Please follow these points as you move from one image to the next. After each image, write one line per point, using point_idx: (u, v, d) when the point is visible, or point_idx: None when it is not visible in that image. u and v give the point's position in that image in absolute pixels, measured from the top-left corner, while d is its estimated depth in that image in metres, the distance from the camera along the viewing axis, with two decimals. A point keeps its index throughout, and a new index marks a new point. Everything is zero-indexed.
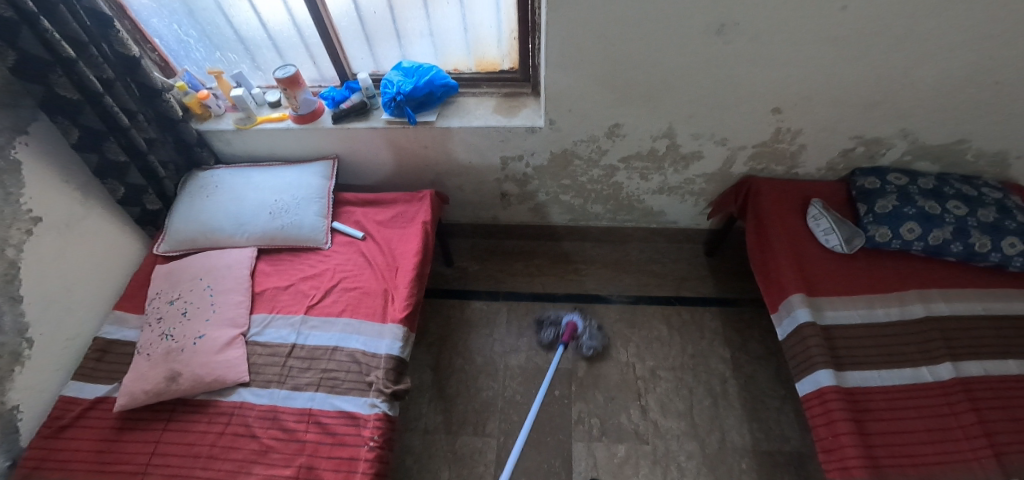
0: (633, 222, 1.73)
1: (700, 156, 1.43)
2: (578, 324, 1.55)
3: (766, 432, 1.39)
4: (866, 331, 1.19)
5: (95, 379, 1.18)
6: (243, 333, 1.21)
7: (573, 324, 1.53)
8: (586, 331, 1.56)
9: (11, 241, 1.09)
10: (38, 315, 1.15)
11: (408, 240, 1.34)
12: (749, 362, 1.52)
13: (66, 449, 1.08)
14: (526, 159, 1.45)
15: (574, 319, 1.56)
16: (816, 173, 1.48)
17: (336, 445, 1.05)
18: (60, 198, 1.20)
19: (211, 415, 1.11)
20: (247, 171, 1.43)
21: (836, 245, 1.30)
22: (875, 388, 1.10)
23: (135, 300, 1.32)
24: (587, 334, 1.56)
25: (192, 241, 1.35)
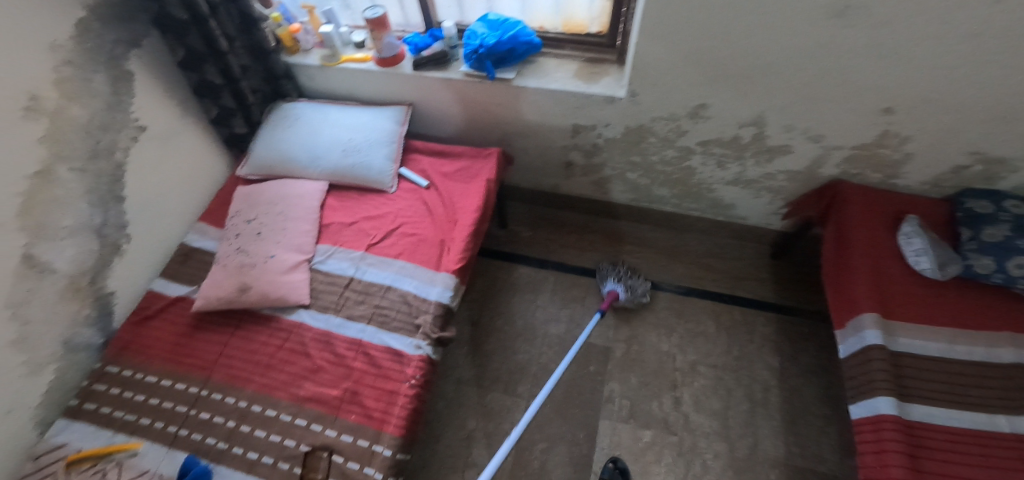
0: (698, 211, 1.65)
1: (787, 151, 1.32)
2: (620, 293, 1.52)
3: (803, 448, 1.34)
4: (942, 366, 1.09)
5: (177, 280, 1.31)
6: (308, 260, 1.28)
7: (614, 294, 1.51)
8: (628, 291, 1.53)
9: (120, 145, 1.20)
10: (137, 215, 1.27)
11: (470, 196, 1.36)
12: (797, 374, 1.45)
13: (150, 336, 1.22)
14: (599, 130, 1.40)
15: (613, 288, 1.53)
16: (917, 187, 1.34)
17: (379, 377, 1.11)
18: (162, 111, 1.30)
19: (273, 329, 1.20)
20: (326, 108, 1.48)
21: (926, 268, 1.18)
22: (940, 426, 1.02)
23: (216, 214, 1.43)
24: (632, 292, 1.54)
25: (270, 168, 1.43)
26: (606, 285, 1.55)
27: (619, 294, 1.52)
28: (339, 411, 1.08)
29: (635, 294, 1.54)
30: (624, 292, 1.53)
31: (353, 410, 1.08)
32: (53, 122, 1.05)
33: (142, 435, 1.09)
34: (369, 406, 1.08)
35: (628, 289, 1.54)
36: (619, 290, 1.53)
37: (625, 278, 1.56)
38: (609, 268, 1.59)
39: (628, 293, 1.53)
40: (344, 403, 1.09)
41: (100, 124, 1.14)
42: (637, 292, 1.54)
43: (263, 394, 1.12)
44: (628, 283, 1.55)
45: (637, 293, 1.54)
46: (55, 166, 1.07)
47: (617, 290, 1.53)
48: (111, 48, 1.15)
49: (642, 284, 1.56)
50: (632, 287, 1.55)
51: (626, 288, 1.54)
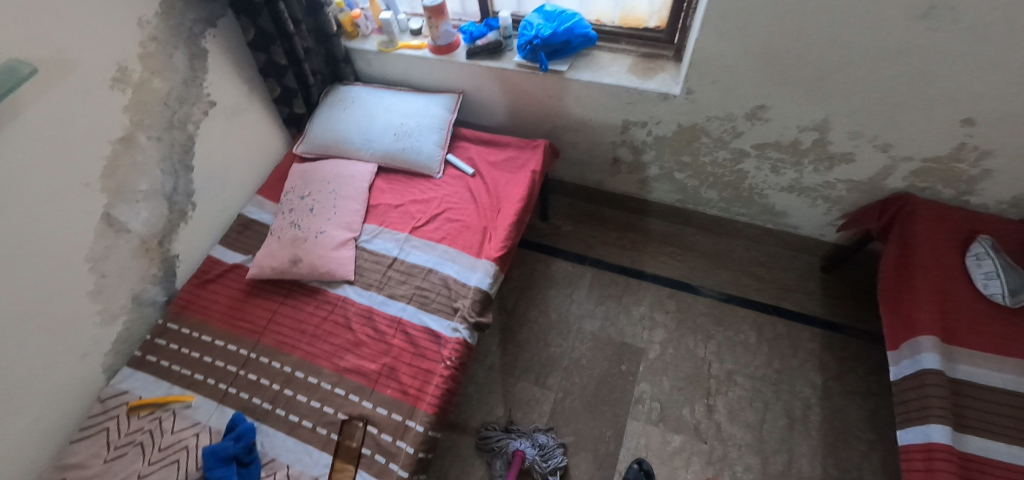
0: (746, 216, 1.60)
1: (851, 159, 1.25)
2: (529, 451, 1.29)
3: (843, 470, 1.28)
4: (1009, 397, 1.02)
5: (235, 248, 1.39)
6: (355, 238, 1.33)
7: (521, 456, 1.27)
8: (539, 451, 1.30)
9: (192, 118, 1.28)
10: (203, 185, 1.35)
11: (514, 186, 1.37)
12: (842, 394, 1.39)
13: (207, 298, 1.30)
14: (650, 126, 1.38)
15: (520, 447, 1.29)
16: (994, 206, 1.24)
17: (416, 355, 1.14)
18: (231, 88, 1.37)
19: (320, 301, 1.26)
20: (381, 92, 1.53)
21: (996, 293, 1.10)
22: (1001, 461, 0.96)
23: (273, 189, 1.50)
24: (542, 450, 1.30)
25: (325, 148, 1.49)
26: (510, 443, 1.30)
27: (528, 454, 1.28)
28: (377, 384, 1.12)
29: (546, 456, 1.29)
30: (534, 448, 1.30)
31: (390, 385, 1.12)
32: (137, 92, 1.14)
33: (195, 390, 1.17)
34: (405, 383, 1.11)
35: (539, 449, 1.30)
36: (528, 449, 1.29)
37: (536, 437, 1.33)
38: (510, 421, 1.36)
39: (538, 448, 1.29)
40: (382, 377, 1.13)
41: (176, 97, 1.22)
42: (548, 450, 1.30)
43: (307, 361, 1.17)
44: (540, 445, 1.31)
45: (549, 452, 1.30)
46: (136, 134, 1.15)
47: (525, 449, 1.29)
48: (191, 27, 1.22)
49: (555, 441, 1.33)
50: (545, 454, 1.30)
51: (534, 443, 1.30)
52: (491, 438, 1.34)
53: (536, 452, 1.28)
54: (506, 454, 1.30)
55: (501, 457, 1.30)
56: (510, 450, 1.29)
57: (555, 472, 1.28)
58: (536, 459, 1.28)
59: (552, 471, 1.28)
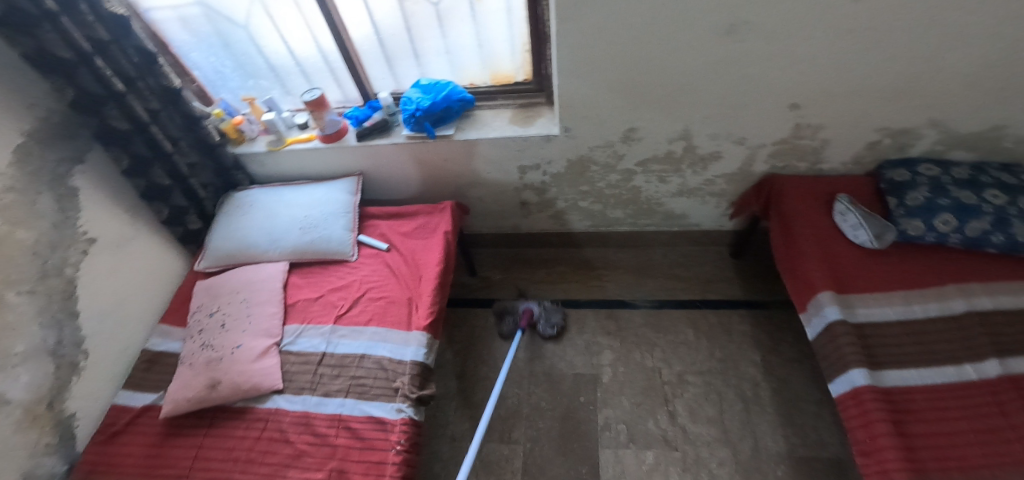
0: (654, 226, 1.72)
1: (719, 157, 1.42)
2: (535, 308, 1.62)
3: (803, 438, 1.34)
4: (903, 329, 1.14)
5: (143, 388, 1.26)
6: (278, 343, 1.26)
7: (528, 308, 1.61)
8: (543, 310, 1.63)
9: (70, 260, 1.18)
10: (93, 328, 1.23)
11: (431, 250, 1.38)
12: (781, 365, 1.48)
13: (117, 454, 1.15)
14: (543, 167, 1.48)
15: (529, 306, 1.63)
16: (842, 168, 1.44)
17: (365, 449, 1.08)
18: (112, 220, 1.30)
19: (249, 421, 1.16)
20: (280, 190, 1.51)
21: (865, 240, 1.26)
22: (915, 387, 1.06)
23: (178, 313, 1.40)
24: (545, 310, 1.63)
25: (230, 258, 1.43)
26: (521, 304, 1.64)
27: (534, 310, 1.62)
28: None
29: (548, 314, 1.62)
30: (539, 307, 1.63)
31: None
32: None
33: None
34: None
35: (544, 309, 1.64)
36: (534, 307, 1.63)
37: (544, 301, 1.65)
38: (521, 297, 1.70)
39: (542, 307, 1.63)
40: None
41: (47, 243, 1.13)
42: (550, 310, 1.63)
43: None
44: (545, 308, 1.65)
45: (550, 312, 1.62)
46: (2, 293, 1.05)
47: (533, 307, 1.63)
48: (55, 168, 1.16)
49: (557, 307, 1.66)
50: (548, 312, 1.63)
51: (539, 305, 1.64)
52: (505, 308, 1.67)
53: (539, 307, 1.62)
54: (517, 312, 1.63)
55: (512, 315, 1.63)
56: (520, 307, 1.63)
57: (557, 324, 1.60)
58: (539, 315, 1.61)
59: (554, 321, 1.60)
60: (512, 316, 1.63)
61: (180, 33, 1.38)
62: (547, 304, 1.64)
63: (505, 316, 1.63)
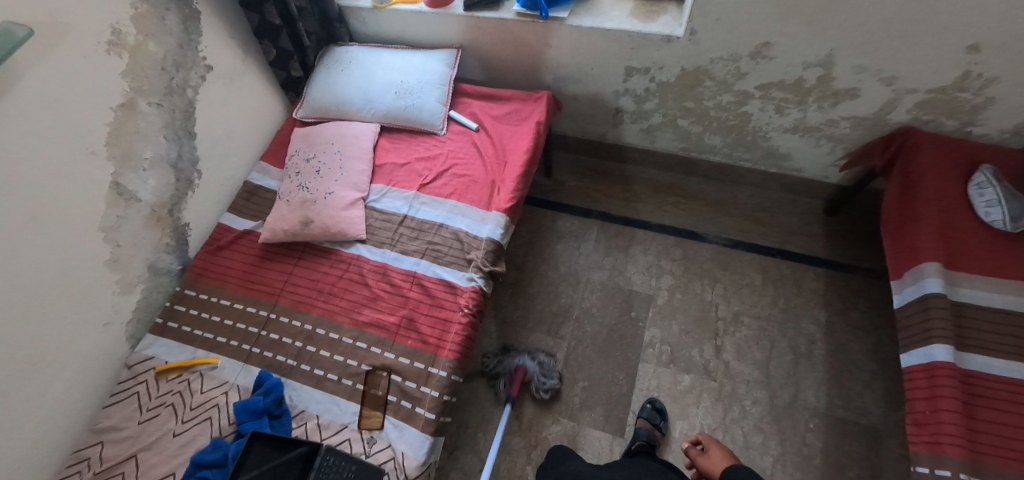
0: (750, 162, 1.60)
1: (856, 95, 1.24)
2: (529, 369, 1.40)
3: (846, 400, 1.34)
4: (1009, 319, 1.04)
5: (244, 215, 1.38)
6: (364, 198, 1.33)
7: (523, 369, 1.39)
8: (537, 367, 1.41)
9: (190, 83, 1.24)
10: (207, 152, 1.33)
11: (520, 138, 1.37)
12: (845, 329, 1.43)
13: (222, 265, 1.31)
14: (653, 72, 1.37)
15: (521, 363, 1.41)
16: (996, 136, 1.24)
17: (434, 306, 1.17)
18: (226, 51, 1.33)
19: (333, 261, 1.27)
20: (378, 51, 1.49)
21: (997, 220, 1.11)
22: (1000, 378, 0.99)
23: (276, 154, 1.48)
24: (542, 374, 1.41)
25: (326, 111, 1.47)
26: (513, 361, 1.42)
27: (528, 368, 1.40)
28: (397, 336, 1.15)
29: (545, 370, 1.41)
30: (536, 367, 1.41)
31: (410, 336, 1.15)
32: (133, 57, 1.11)
33: (219, 352, 1.20)
34: (425, 332, 1.14)
35: (539, 366, 1.42)
36: (528, 365, 1.41)
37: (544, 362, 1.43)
38: (511, 345, 1.48)
39: (538, 370, 1.40)
40: (402, 329, 1.16)
41: (173, 61, 1.19)
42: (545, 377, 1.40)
43: (327, 318, 1.20)
44: (540, 363, 1.43)
45: (545, 369, 1.42)
46: (136, 100, 1.13)
47: (526, 364, 1.41)
48: None
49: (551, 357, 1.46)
50: (543, 370, 1.41)
51: (533, 358, 1.43)
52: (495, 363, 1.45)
53: (535, 364, 1.40)
54: (509, 369, 1.42)
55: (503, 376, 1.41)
56: (512, 365, 1.41)
57: (552, 387, 1.40)
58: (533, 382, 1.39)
59: (549, 386, 1.39)
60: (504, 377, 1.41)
61: None
62: (548, 366, 1.43)
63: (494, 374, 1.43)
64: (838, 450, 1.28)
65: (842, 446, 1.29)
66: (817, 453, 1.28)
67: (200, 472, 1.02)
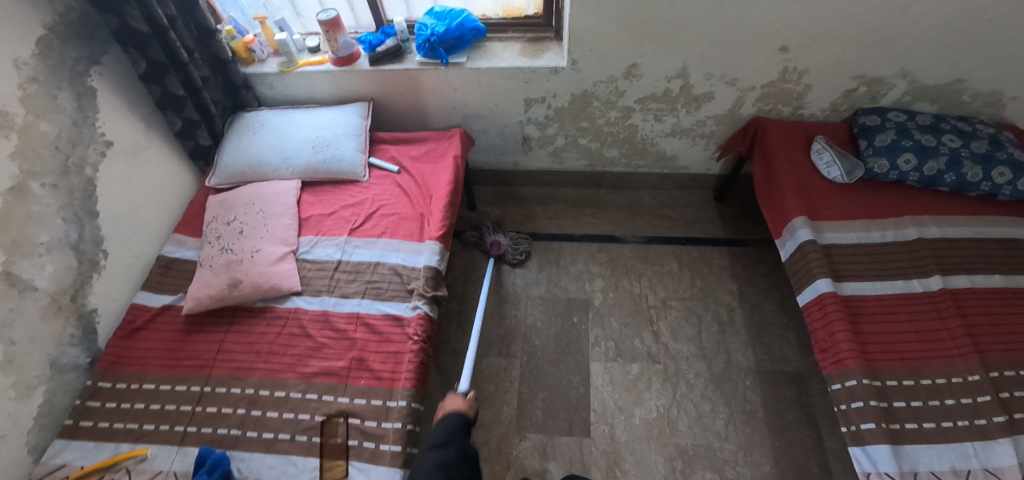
0: (646, 167, 1.82)
1: (711, 97, 1.51)
2: (502, 241, 1.72)
3: (769, 354, 1.51)
4: (863, 250, 1.29)
5: (161, 291, 1.30)
6: (294, 251, 1.32)
7: (497, 241, 1.71)
8: (510, 241, 1.74)
9: (89, 160, 1.19)
10: (112, 230, 1.26)
11: (441, 172, 1.46)
12: (754, 293, 1.64)
13: (140, 347, 1.21)
14: (548, 101, 1.55)
15: (496, 238, 1.73)
16: (820, 115, 1.56)
17: (382, 342, 1.17)
18: (127, 126, 1.30)
19: (269, 318, 1.23)
20: (290, 112, 1.54)
21: (837, 176, 1.39)
22: (870, 296, 1.21)
23: (191, 224, 1.42)
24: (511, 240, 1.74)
25: (241, 175, 1.46)
26: (491, 235, 1.74)
27: (501, 243, 1.72)
28: (348, 379, 1.12)
29: (515, 242, 1.75)
30: (507, 239, 1.74)
31: (362, 375, 1.13)
32: (23, 138, 1.05)
33: (148, 441, 1.08)
34: (378, 368, 1.13)
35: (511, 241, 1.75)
36: (502, 239, 1.73)
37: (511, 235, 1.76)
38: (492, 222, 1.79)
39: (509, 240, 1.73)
40: (353, 370, 1.13)
41: (68, 140, 1.14)
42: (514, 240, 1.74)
43: (270, 377, 1.15)
44: (510, 237, 1.75)
45: (516, 241, 1.75)
46: (27, 182, 1.07)
47: (501, 240, 1.73)
48: (73, 66, 1.16)
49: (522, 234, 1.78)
50: (514, 242, 1.74)
51: (506, 236, 1.75)
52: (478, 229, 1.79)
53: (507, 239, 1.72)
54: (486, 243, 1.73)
55: (481, 241, 1.75)
56: (489, 238, 1.74)
57: (523, 251, 1.73)
58: (508, 248, 1.73)
59: (519, 254, 1.72)
60: (480, 242, 1.75)
61: None
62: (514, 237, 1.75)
63: (475, 236, 1.77)
64: (774, 399, 1.43)
65: (777, 396, 1.43)
66: (758, 407, 1.42)
67: None
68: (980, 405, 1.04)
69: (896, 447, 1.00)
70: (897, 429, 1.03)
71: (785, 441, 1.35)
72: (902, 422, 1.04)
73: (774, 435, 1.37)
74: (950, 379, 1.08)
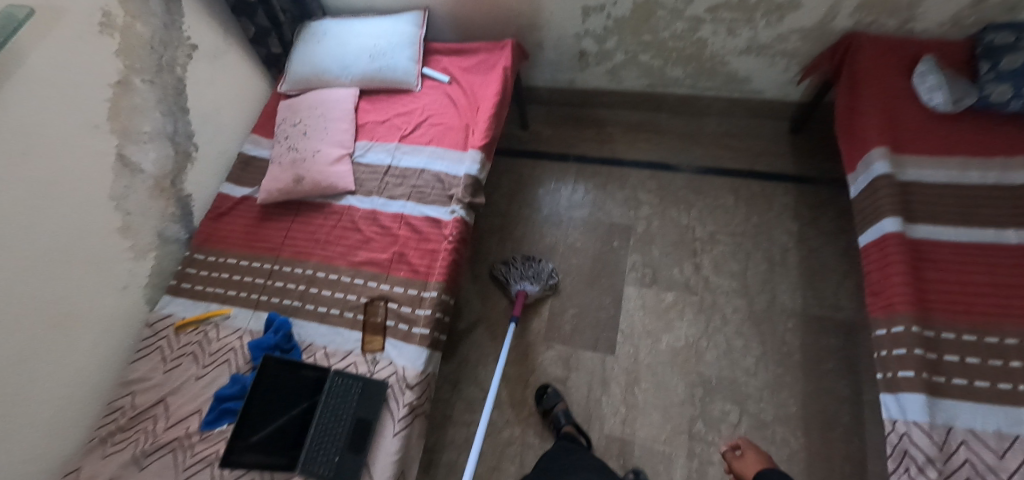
0: (713, 90, 1.67)
1: (798, 6, 1.31)
2: (529, 289, 1.46)
3: (820, 299, 1.42)
4: (952, 192, 1.12)
5: (241, 183, 1.48)
6: (350, 154, 1.43)
7: (524, 294, 1.45)
8: (537, 284, 1.47)
9: (179, 61, 1.34)
10: (200, 127, 1.43)
11: (489, 84, 1.45)
12: (815, 236, 1.51)
13: (225, 228, 1.41)
14: (608, 10, 1.45)
15: (522, 287, 1.46)
16: (937, 30, 1.30)
17: (421, 240, 1.26)
18: (209, 31, 1.42)
19: (327, 213, 1.37)
20: (350, 20, 1.58)
21: (939, 103, 1.16)
22: (946, 242, 1.07)
23: (265, 126, 1.57)
24: (538, 280, 1.48)
25: (306, 82, 1.56)
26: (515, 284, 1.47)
27: (530, 292, 1.46)
28: (390, 270, 1.24)
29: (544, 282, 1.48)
30: (532, 285, 1.46)
31: (402, 267, 1.24)
32: (123, 37, 1.20)
33: (231, 304, 1.30)
34: (415, 263, 1.24)
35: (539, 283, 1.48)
36: (529, 288, 1.46)
37: (535, 276, 1.48)
38: (512, 264, 1.51)
39: (536, 284, 1.46)
40: (394, 263, 1.25)
41: (160, 41, 1.28)
42: (543, 277, 1.48)
43: (325, 263, 1.30)
44: (535, 279, 1.48)
45: (546, 280, 1.49)
46: (130, 77, 1.23)
47: (528, 288, 1.46)
48: None
49: (547, 269, 1.50)
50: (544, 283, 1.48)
51: (533, 279, 1.47)
52: (502, 272, 1.53)
53: (536, 287, 1.46)
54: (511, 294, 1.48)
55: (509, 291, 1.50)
56: (515, 288, 1.47)
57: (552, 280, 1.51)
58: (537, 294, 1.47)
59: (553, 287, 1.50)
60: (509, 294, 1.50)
61: None
62: (539, 277, 1.48)
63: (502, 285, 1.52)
64: (816, 344, 1.36)
65: (820, 341, 1.36)
66: (796, 350, 1.36)
67: (224, 404, 1.12)
68: None
69: (933, 398, 0.92)
70: (939, 383, 0.94)
71: (819, 385, 1.31)
72: (948, 376, 0.95)
73: (807, 379, 1.32)
74: None
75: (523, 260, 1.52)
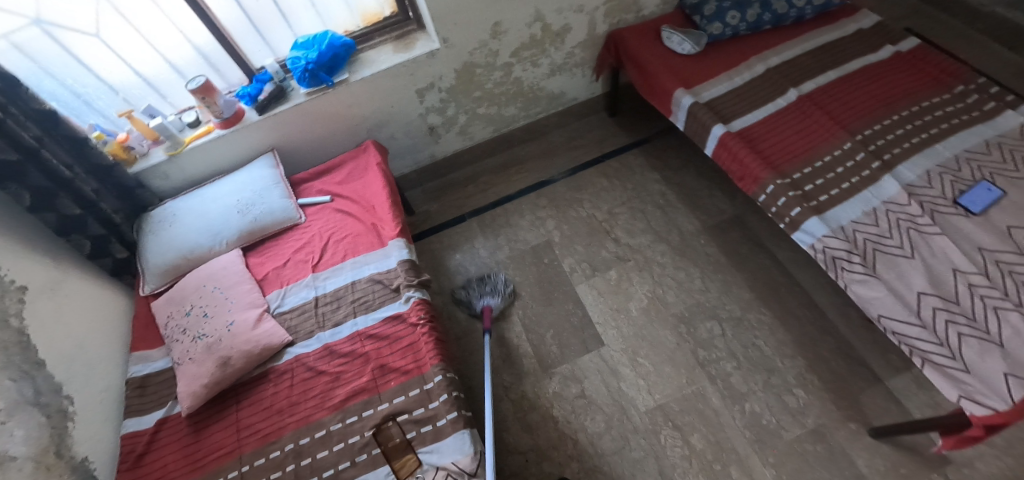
0: (544, 111, 1.99)
1: (569, 28, 1.70)
2: (492, 304, 1.58)
3: (708, 213, 1.74)
4: (735, 94, 1.54)
5: (147, 409, 1.22)
6: (268, 310, 1.31)
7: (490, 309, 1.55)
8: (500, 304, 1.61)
9: (10, 311, 1.05)
10: (66, 374, 1.15)
11: (372, 183, 1.51)
12: (674, 174, 1.86)
13: (153, 469, 1.12)
14: (437, 85, 1.66)
15: (486, 302, 1.58)
16: (657, 10, 1.81)
17: (394, 342, 1.21)
18: (33, 264, 1.16)
19: (275, 378, 1.21)
20: (197, 192, 1.49)
21: (690, 49, 1.62)
22: (755, 123, 1.46)
23: (147, 338, 1.35)
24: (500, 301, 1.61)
25: (175, 269, 1.39)
26: (481, 303, 1.58)
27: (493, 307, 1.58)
28: (380, 387, 1.15)
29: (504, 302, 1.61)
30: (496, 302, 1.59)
31: (390, 377, 1.16)
32: None
33: None
34: (401, 365, 1.17)
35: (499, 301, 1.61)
36: (493, 304, 1.58)
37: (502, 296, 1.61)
38: (473, 285, 1.62)
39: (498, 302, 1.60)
40: (380, 379, 1.16)
41: None
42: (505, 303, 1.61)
43: (304, 426, 1.13)
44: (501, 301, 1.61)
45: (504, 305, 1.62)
46: None
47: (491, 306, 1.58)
48: None
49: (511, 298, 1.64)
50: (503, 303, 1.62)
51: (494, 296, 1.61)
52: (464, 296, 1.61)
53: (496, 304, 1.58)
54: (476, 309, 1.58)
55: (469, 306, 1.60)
56: (479, 305, 1.58)
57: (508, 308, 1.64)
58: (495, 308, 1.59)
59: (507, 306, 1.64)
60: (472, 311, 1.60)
61: (18, 61, 1.21)
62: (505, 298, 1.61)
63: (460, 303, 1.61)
64: (728, 244, 1.65)
65: (729, 240, 1.66)
66: (720, 255, 1.63)
67: None
68: (860, 161, 1.29)
69: (822, 216, 1.23)
70: (817, 204, 1.26)
71: (751, 270, 1.58)
72: (818, 198, 1.27)
73: (740, 270, 1.59)
74: (834, 153, 1.33)
75: (482, 281, 1.65)
